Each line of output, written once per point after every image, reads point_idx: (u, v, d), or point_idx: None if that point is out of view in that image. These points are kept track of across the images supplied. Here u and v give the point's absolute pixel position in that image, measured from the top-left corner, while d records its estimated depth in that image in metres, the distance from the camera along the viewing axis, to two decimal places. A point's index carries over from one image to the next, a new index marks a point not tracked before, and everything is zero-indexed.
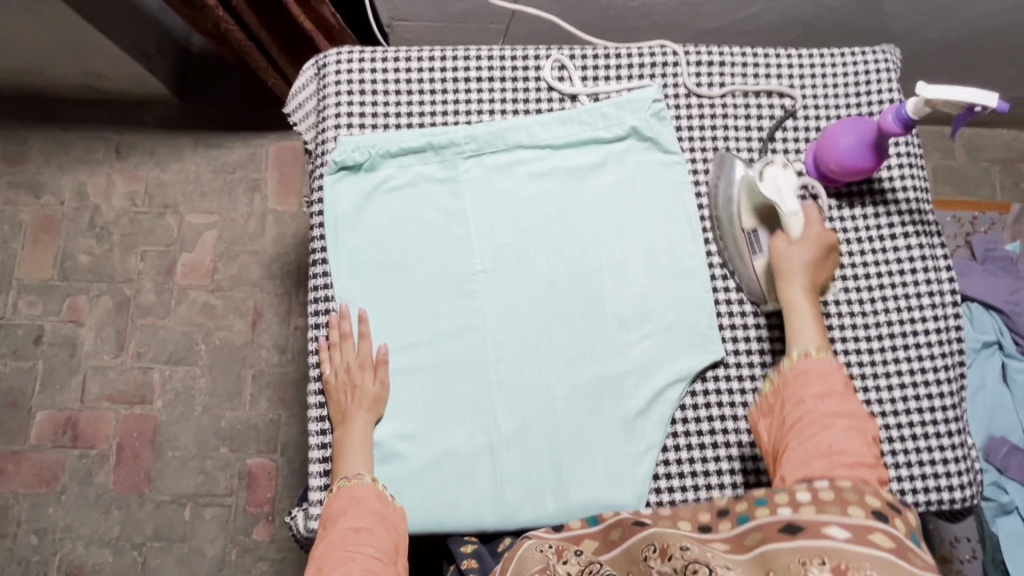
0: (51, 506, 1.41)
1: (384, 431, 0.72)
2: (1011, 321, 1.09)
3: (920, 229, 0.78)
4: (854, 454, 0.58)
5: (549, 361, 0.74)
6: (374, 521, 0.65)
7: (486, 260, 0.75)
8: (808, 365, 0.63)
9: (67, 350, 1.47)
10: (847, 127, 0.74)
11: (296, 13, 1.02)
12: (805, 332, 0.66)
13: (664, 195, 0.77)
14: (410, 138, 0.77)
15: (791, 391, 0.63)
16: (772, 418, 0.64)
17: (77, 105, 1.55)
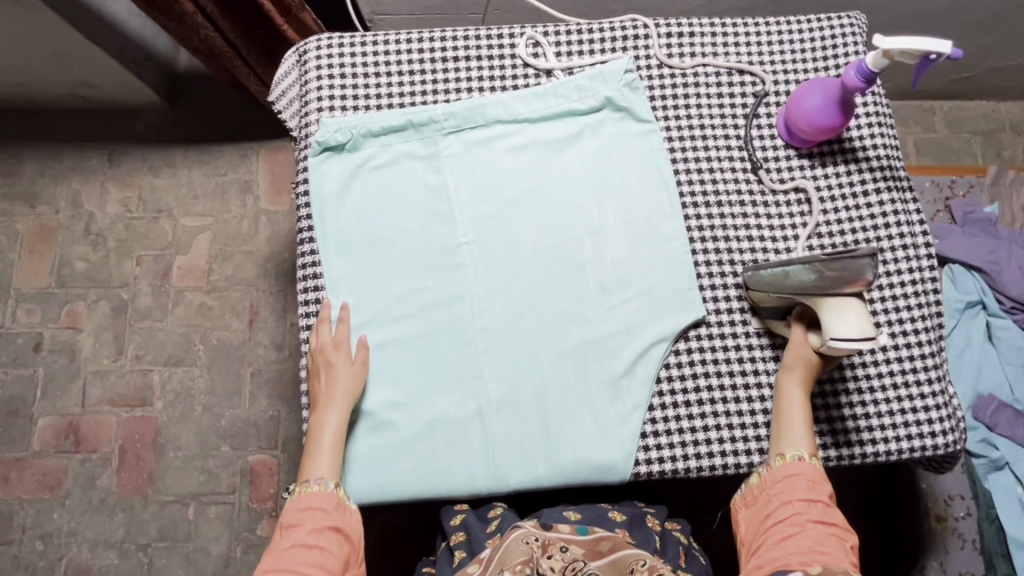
0: (56, 511, 1.42)
1: (376, 401, 0.74)
2: (993, 280, 1.10)
3: (892, 184, 0.79)
4: (830, 556, 0.66)
5: (535, 327, 0.75)
6: (327, 536, 0.67)
7: (469, 232, 0.77)
8: (797, 468, 0.69)
9: (66, 356, 1.48)
10: (815, 88, 0.76)
11: (279, 23, 1.04)
12: (795, 434, 0.70)
13: (640, 163, 0.79)
14: (390, 118, 0.79)
15: (779, 489, 0.70)
16: (755, 510, 0.71)
17: (70, 115, 1.58)
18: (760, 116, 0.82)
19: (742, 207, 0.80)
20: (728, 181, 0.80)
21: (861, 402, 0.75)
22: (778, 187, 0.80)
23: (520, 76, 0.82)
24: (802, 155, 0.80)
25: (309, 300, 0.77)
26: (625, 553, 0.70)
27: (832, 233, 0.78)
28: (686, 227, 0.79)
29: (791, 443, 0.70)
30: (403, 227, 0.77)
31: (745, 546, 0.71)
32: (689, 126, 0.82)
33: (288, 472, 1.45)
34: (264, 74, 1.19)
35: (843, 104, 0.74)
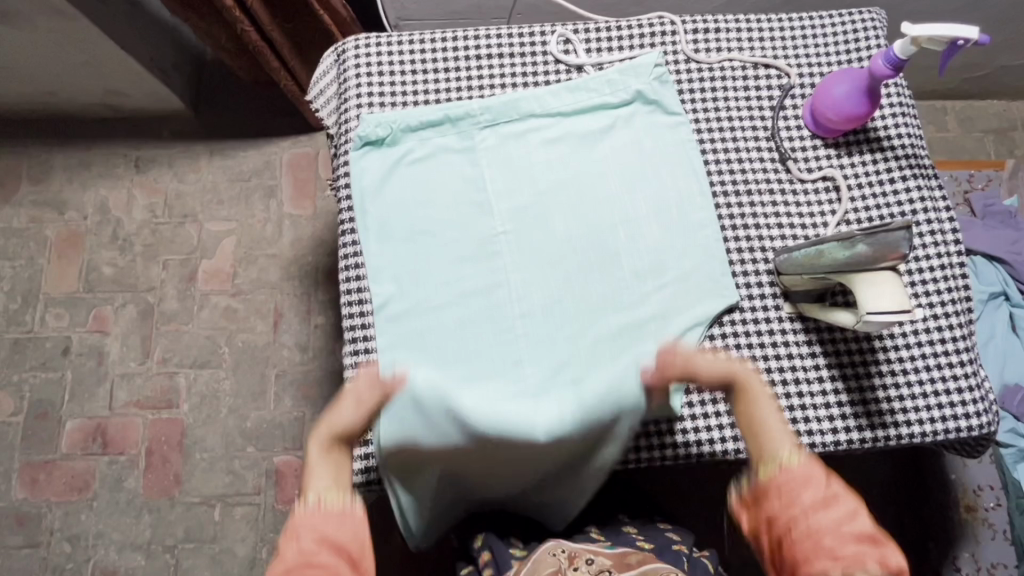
0: (83, 513, 1.43)
1: (420, 379, 0.67)
2: (1014, 271, 1.11)
3: (918, 172, 0.81)
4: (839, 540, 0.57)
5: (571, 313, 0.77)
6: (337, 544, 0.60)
7: (505, 222, 0.79)
8: (785, 476, 0.61)
9: (94, 359, 1.51)
10: (841, 79, 0.78)
11: (316, 10, 1.05)
12: (775, 440, 0.62)
13: (671, 155, 0.81)
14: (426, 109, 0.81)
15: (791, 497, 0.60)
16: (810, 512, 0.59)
17: (98, 124, 1.61)
18: (786, 107, 0.84)
19: (772, 196, 0.81)
20: (757, 170, 0.82)
21: (894, 385, 0.76)
22: (806, 175, 0.81)
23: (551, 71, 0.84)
24: (829, 145, 0.82)
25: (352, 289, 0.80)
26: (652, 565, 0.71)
27: (861, 219, 0.80)
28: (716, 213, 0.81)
29: (772, 451, 0.62)
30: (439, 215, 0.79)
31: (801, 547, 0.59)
32: (718, 118, 0.84)
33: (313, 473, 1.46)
34: (295, 65, 1.20)
35: (869, 93, 0.76)
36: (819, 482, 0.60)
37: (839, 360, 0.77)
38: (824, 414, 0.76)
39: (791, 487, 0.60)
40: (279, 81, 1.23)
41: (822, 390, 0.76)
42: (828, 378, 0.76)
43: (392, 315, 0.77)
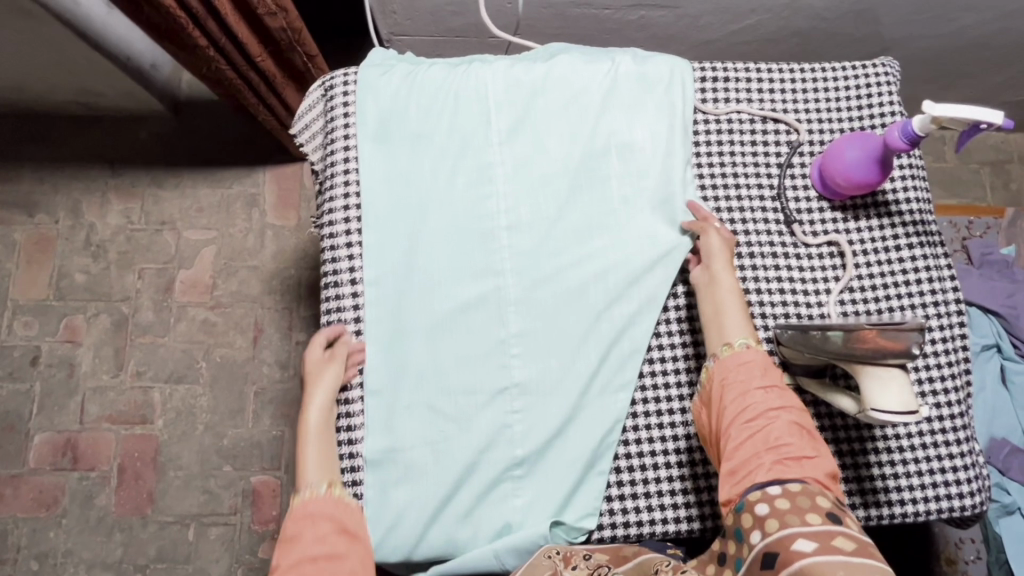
0: (51, 530, 1.39)
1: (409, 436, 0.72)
2: (1009, 325, 1.10)
3: (924, 240, 0.78)
4: (795, 447, 0.62)
5: (549, 360, 0.74)
6: (338, 539, 0.62)
7: (511, 276, 0.76)
8: (741, 357, 0.67)
9: (65, 371, 1.45)
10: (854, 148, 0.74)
11: (255, 55, 1.03)
12: (732, 325, 0.70)
13: (661, 197, 0.78)
14: (431, 88, 0.79)
15: (731, 384, 0.66)
16: (712, 409, 0.68)
17: (71, 122, 1.54)
18: (793, 165, 0.81)
19: (774, 260, 0.78)
20: (761, 232, 0.79)
21: (890, 462, 0.74)
22: (811, 240, 0.79)
23: (551, 113, 0.80)
24: (836, 208, 0.79)
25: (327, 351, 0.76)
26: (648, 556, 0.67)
27: (864, 289, 0.77)
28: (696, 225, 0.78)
29: (734, 335, 0.69)
30: (433, 222, 0.76)
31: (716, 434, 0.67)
32: (722, 174, 0.81)
33: (291, 494, 1.42)
34: (274, 103, 1.19)
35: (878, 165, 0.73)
36: (762, 378, 0.66)
37: (836, 437, 0.75)
38: None
39: (732, 372, 0.67)
40: (260, 118, 1.23)
41: None
42: None
43: (376, 374, 0.74)
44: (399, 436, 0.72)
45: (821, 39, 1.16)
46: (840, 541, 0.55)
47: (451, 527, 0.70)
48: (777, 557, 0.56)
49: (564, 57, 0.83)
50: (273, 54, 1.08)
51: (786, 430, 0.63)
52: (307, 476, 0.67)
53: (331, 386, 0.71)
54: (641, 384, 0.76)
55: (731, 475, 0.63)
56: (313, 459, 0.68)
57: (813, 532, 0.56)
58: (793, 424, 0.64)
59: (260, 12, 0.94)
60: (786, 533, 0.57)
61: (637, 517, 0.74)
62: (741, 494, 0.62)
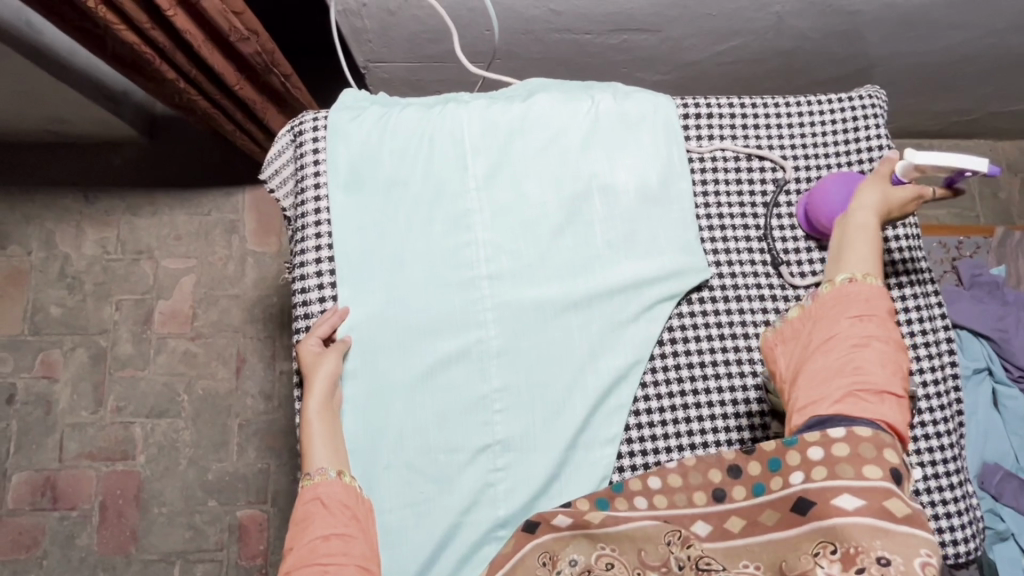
0: (33, 572, 1.36)
1: (388, 498, 0.69)
2: (1001, 348, 1.09)
3: (914, 279, 0.77)
4: (881, 387, 0.56)
5: (531, 414, 0.72)
6: (345, 522, 0.62)
7: (492, 327, 0.73)
8: (851, 288, 0.60)
9: (42, 408, 1.41)
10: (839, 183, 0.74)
11: (233, 83, 0.98)
12: (853, 256, 0.62)
13: (645, 242, 0.76)
14: (405, 132, 0.77)
15: (824, 315, 0.60)
16: (792, 343, 0.62)
17: (42, 150, 1.49)
18: (780, 204, 0.79)
19: (762, 303, 0.76)
20: (747, 274, 0.77)
21: None
22: (800, 281, 0.77)
23: (530, 155, 0.77)
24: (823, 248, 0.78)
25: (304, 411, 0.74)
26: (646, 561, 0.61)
27: None
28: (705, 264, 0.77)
29: (844, 268, 0.62)
30: (411, 273, 0.74)
31: (790, 370, 0.61)
32: (707, 214, 0.78)
33: (278, 527, 1.40)
34: (252, 130, 1.14)
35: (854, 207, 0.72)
36: (866, 312, 0.58)
37: None
38: None
39: (835, 304, 0.59)
40: (237, 142, 1.17)
41: None
42: None
43: (353, 435, 0.70)
44: (378, 499, 0.69)
45: (806, 59, 1.14)
46: (894, 503, 0.51)
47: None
48: (812, 507, 0.53)
49: (542, 95, 0.80)
50: (252, 80, 1.02)
51: (877, 368, 0.56)
52: (314, 458, 0.66)
53: (334, 369, 0.70)
54: (628, 436, 0.73)
55: (796, 402, 0.58)
56: (320, 441, 0.67)
57: (858, 482, 0.52)
58: (887, 359, 0.57)
59: (231, 38, 0.89)
60: (835, 483, 0.53)
61: None
62: (799, 428, 0.57)
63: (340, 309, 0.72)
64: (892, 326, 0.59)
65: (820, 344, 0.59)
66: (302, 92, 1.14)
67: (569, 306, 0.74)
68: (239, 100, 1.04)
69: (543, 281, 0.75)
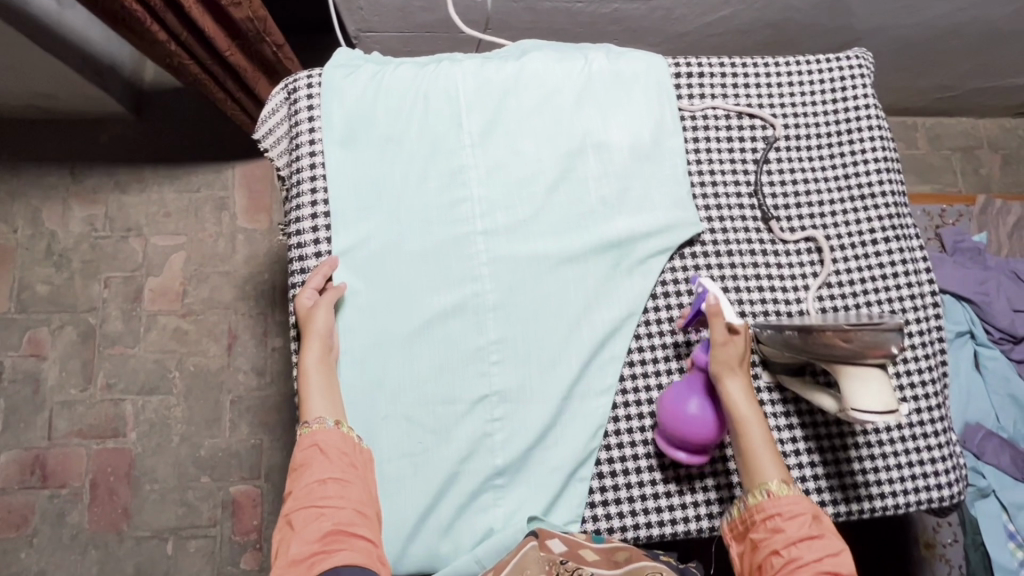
0: (23, 550, 1.34)
1: (386, 449, 0.69)
2: (982, 311, 1.12)
3: (901, 233, 0.78)
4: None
5: (528, 365, 0.72)
6: (343, 467, 0.63)
7: (488, 281, 0.74)
8: (779, 500, 0.62)
9: (30, 386, 1.40)
10: (675, 402, 0.68)
11: (223, 49, 0.98)
12: (763, 465, 0.64)
13: (638, 198, 0.77)
14: (400, 90, 0.77)
15: (767, 519, 0.62)
16: (743, 544, 0.64)
17: (27, 127, 1.47)
18: (770, 161, 0.80)
19: (752, 258, 0.78)
20: (738, 229, 0.78)
21: (871, 456, 0.74)
22: (789, 236, 0.78)
23: (524, 113, 0.78)
24: (812, 204, 0.79)
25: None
26: (642, 564, 0.61)
27: (843, 285, 0.77)
28: (661, 293, 0.76)
29: (762, 478, 0.64)
30: (407, 229, 0.74)
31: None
32: (700, 172, 0.79)
33: (272, 503, 1.40)
34: (244, 98, 1.13)
35: (708, 398, 0.68)
36: (809, 524, 0.60)
37: (817, 433, 0.74)
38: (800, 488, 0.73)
39: (780, 516, 0.61)
40: (227, 110, 1.15)
41: (798, 462, 0.74)
42: (805, 451, 0.74)
43: (350, 387, 0.70)
44: (377, 449, 0.69)
45: (793, 30, 1.16)
46: None
47: (433, 540, 0.68)
48: None
49: (535, 54, 0.81)
50: (244, 48, 1.02)
51: (827, 559, 0.59)
52: (313, 408, 0.66)
53: (329, 318, 0.70)
54: (623, 386, 0.74)
55: None
56: (318, 391, 0.67)
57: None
58: (834, 552, 0.59)
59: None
60: None
61: (621, 522, 0.71)
62: None
63: (331, 260, 0.72)
64: (827, 521, 0.62)
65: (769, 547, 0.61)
66: (294, 63, 1.14)
67: (564, 260, 0.75)
68: (231, 68, 1.04)
69: (538, 237, 0.75)
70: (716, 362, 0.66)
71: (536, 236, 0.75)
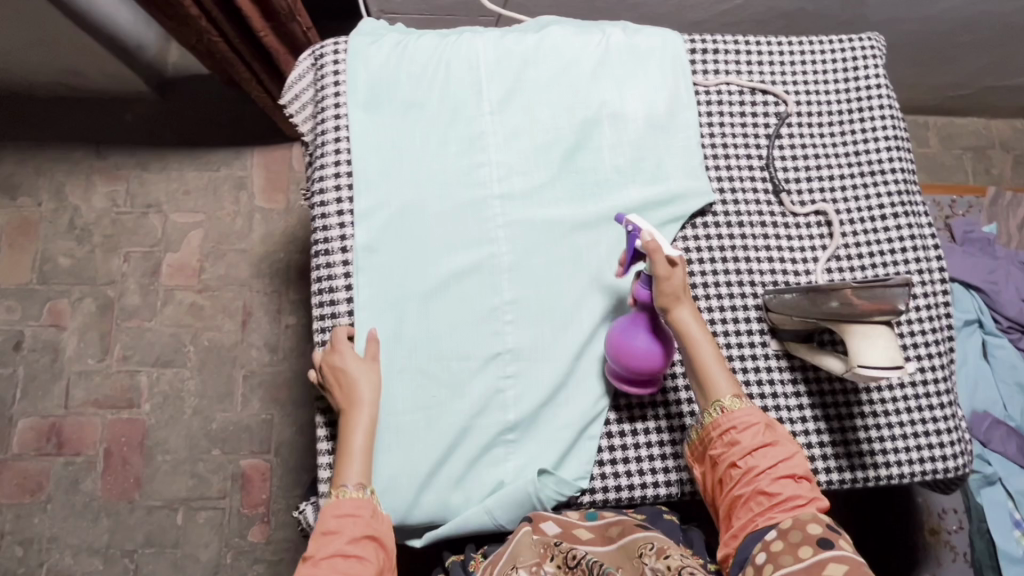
0: (37, 515, 1.35)
1: (401, 401, 0.71)
2: (990, 299, 1.13)
3: (910, 209, 0.80)
4: (791, 484, 0.62)
5: (541, 325, 0.74)
6: (368, 547, 0.63)
7: (504, 244, 0.76)
8: (732, 415, 0.65)
9: (49, 355, 1.41)
10: (623, 338, 0.69)
11: (257, 28, 1.00)
12: (716, 386, 0.66)
13: (651, 168, 0.79)
14: (423, 58, 0.79)
15: (723, 437, 0.65)
16: (704, 464, 0.67)
17: (53, 104, 1.51)
18: (781, 136, 0.82)
19: (762, 229, 0.79)
20: (749, 201, 0.80)
21: (876, 425, 0.75)
22: (799, 209, 0.80)
23: (542, 84, 0.80)
24: (822, 178, 0.81)
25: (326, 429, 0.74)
26: (633, 538, 0.64)
27: (851, 257, 0.79)
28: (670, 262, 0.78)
29: (716, 396, 0.66)
30: (426, 191, 0.76)
31: (714, 492, 0.67)
32: (713, 145, 0.81)
33: (280, 478, 1.38)
34: (266, 78, 1.14)
35: (655, 329, 0.69)
36: (762, 433, 0.64)
37: (823, 401, 0.75)
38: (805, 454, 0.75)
39: (735, 429, 0.64)
40: (253, 95, 1.18)
41: (804, 429, 0.75)
42: (811, 418, 0.75)
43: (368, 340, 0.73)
44: (392, 401, 0.71)
45: (807, 21, 1.17)
46: (832, 568, 0.56)
47: (444, 491, 0.70)
48: None
49: (555, 29, 0.83)
50: (274, 29, 1.04)
51: (782, 465, 0.63)
52: (351, 472, 0.66)
53: (374, 382, 0.69)
54: None
55: (735, 522, 0.63)
56: (356, 452, 0.67)
57: (804, 568, 0.56)
58: (786, 455, 0.64)
59: None
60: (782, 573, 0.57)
61: (629, 482, 0.73)
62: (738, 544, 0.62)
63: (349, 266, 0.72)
64: (777, 425, 0.66)
65: (729, 464, 0.64)
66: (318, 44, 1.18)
67: (579, 226, 0.77)
68: (260, 47, 1.06)
69: (554, 204, 0.77)
70: (662, 298, 0.67)
71: (551, 203, 0.77)
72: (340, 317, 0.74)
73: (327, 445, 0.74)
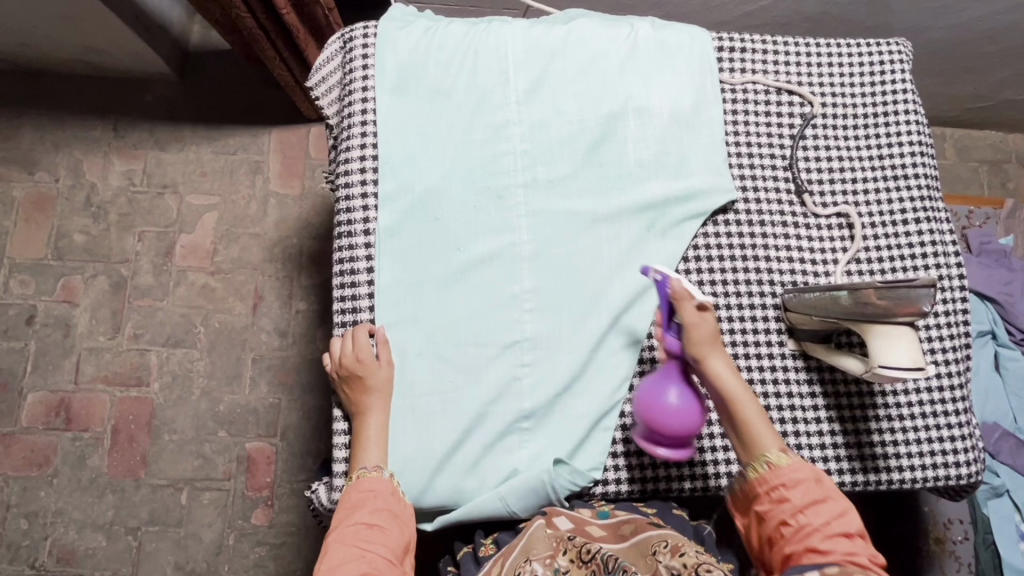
0: (42, 490, 1.35)
1: (419, 384, 0.72)
2: (1005, 311, 1.13)
3: (932, 215, 0.79)
4: (844, 544, 0.58)
5: (561, 315, 0.74)
6: (387, 518, 0.63)
7: (525, 233, 0.76)
8: (781, 469, 0.63)
9: (60, 330, 1.42)
10: (651, 393, 0.67)
11: (280, 6, 0.99)
12: (760, 441, 0.65)
13: (676, 164, 0.79)
14: (452, 45, 0.80)
15: (772, 492, 0.63)
16: (751, 522, 0.65)
17: (75, 81, 1.51)
18: (806, 137, 0.82)
19: (784, 228, 0.79)
20: (771, 200, 0.80)
21: (890, 429, 0.75)
22: (822, 211, 0.80)
23: (570, 75, 0.80)
24: (845, 180, 0.81)
25: (339, 418, 0.75)
26: (647, 535, 0.63)
27: (871, 261, 0.79)
28: (689, 259, 0.78)
29: (762, 450, 0.65)
30: (449, 178, 0.76)
31: (765, 552, 0.63)
32: (737, 145, 0.81)
33: (286, 462, 1.38)
34: (291, 59, 1.15)
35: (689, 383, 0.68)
36: (814, 489, 0.61)
37: (838, 403, 0.76)
38: (818, 455, 0.75)
39: (784, 486, 0.62)
40: (274, 70, 1.17)
41: (818, 430, 0.75)
42: (825, 419, 0.75)
43: (387, 323, 0.73)
44: (410, 384, 0.72)
45: (832, 25, 1.17)
46: None
47: (458, 476, 0.70)
48: None
49: (584, 21, 0.83)
50: (298, 7, 1.04)
51: (832, 524, 0.59)
52: (369, 455, 0.68)
53: (386, 373, 0.71)
54: (650, 342, 0.76)
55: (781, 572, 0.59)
56: (374, 438, 0.69)
57: None
58: (837, 514, 0.60)
59: None
60: None
61: (641, 475, 0.73)
62: None
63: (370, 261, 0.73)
64: (831, 485, 0.63)
65: (775, 517, 0.62)
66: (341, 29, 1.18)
67: (602, 219, 0.77)
68: (285, 27, 1.06)
69: (577, 196, 0.78)
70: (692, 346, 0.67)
71: (575, 195, 0.78)
72: (361, 300, 0.74)
73: (344, 425, 0.74)
